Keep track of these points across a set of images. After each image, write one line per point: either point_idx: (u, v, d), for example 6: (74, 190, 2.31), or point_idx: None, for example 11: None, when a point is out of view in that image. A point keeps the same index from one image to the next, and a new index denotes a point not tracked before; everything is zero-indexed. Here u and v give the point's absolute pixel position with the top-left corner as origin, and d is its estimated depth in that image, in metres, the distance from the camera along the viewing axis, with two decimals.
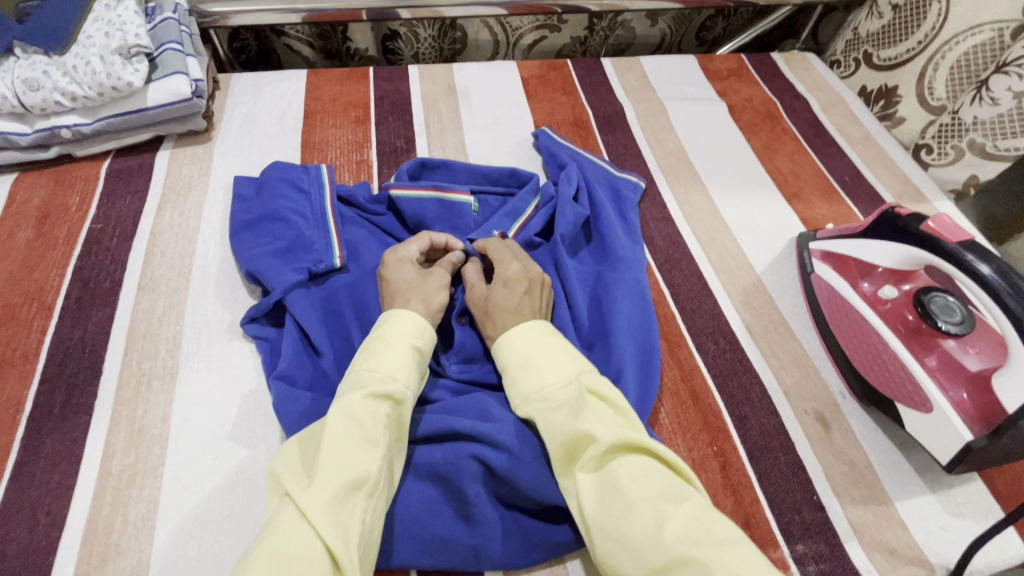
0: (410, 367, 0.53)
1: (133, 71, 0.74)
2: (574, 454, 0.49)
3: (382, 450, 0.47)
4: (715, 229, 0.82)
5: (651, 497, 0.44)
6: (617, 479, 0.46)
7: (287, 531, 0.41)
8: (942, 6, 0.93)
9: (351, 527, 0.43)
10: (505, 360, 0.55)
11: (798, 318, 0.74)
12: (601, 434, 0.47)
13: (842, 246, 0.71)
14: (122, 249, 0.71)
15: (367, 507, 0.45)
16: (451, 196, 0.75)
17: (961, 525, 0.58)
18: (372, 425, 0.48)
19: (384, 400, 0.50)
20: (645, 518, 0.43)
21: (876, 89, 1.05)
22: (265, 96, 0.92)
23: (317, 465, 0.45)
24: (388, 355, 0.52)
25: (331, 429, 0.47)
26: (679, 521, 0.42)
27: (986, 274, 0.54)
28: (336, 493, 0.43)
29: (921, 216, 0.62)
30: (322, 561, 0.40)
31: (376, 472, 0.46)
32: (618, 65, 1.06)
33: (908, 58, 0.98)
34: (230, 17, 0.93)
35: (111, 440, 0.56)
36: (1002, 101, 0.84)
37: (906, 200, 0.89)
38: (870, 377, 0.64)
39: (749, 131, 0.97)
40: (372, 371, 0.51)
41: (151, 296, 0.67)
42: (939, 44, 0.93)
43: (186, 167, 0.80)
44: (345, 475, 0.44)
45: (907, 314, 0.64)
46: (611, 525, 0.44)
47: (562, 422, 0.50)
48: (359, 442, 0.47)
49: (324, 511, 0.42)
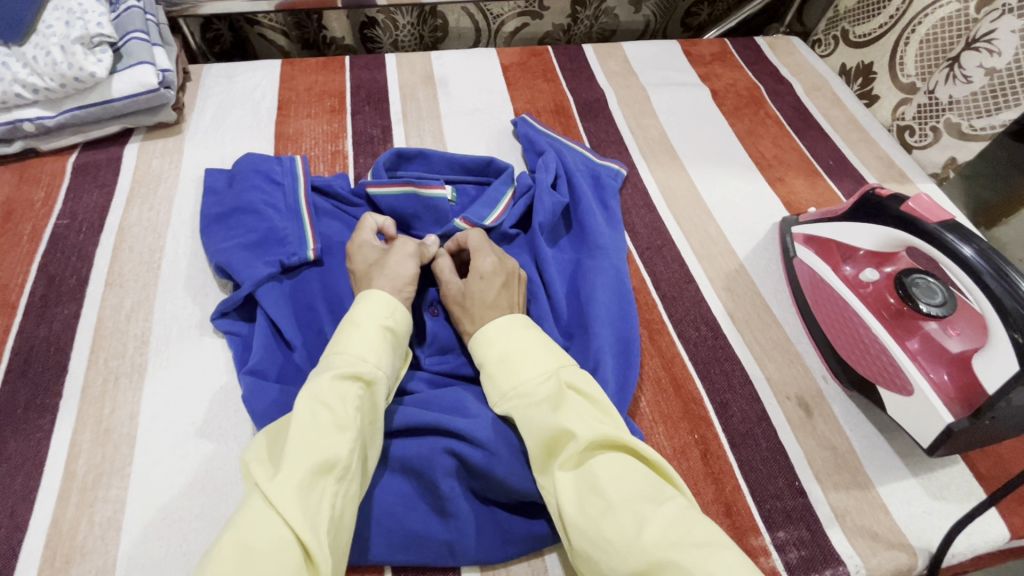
0: (381, 348, 0.52)
1: (96, 62, 0.71)
2: (550, 449, 0.48)
3: (351, 432, 0.46)
4: (697, 215, 0.81)
5: (631, 498, 0.43)
6: (592, 477, 0.45)
7: (252, 517, 0.40)
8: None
9: (319, 511, 0.41)
10: (483, 355, 0.54)
11: (782, 304, 0.73)
12: (581, 430, 0.46)
13: (823, 229, 0.70)
14: (90, 245, 0.69)
15: (336, 491, 0.43)
16: (424, 191, 0.72)
17: (943, 507, 0.57)
18: (341, 408, 0.46)
19: (354, 381, 0.49)
20: (625, 520, 0.42)
21: (854, 67, 1.05)
22: (238, 87, 0.90)
23: (284, 451, 0.43)
24: (358, 336, 0.51)
25: (301, 412, 0.45)
26: (658, 524, 0.41)
27: (969, 255, 0.53)
28: (303, 477, 0.42)
29: (902, 197, 0.61)
30: (289, 545, 0.39)
31: (345, 455, 0.45)
32: (599, 50, 1.04)
33: (881, 33, 0.99)
34: (200, 6, 0.90)
35: (76, 440, 0.55)
36: (974, 79, 0.83)
37: (890, 182, 0.88)
38: (852, 361, 0.64)
39: (732, 115, 0.95)
40: (343, 354, 0.50)
41: (119, 292, 0.65)
42: (907, 21, 0.93)
43: (155, 160, 0.78)
44: (313, 458, 0.43)
45: (889, 297, 0.64)
46: (588, 527, 0.43)
47: (541, 417, 0.48)
48: (328, 426, 0.45)
49: (290, 495, 0.41)
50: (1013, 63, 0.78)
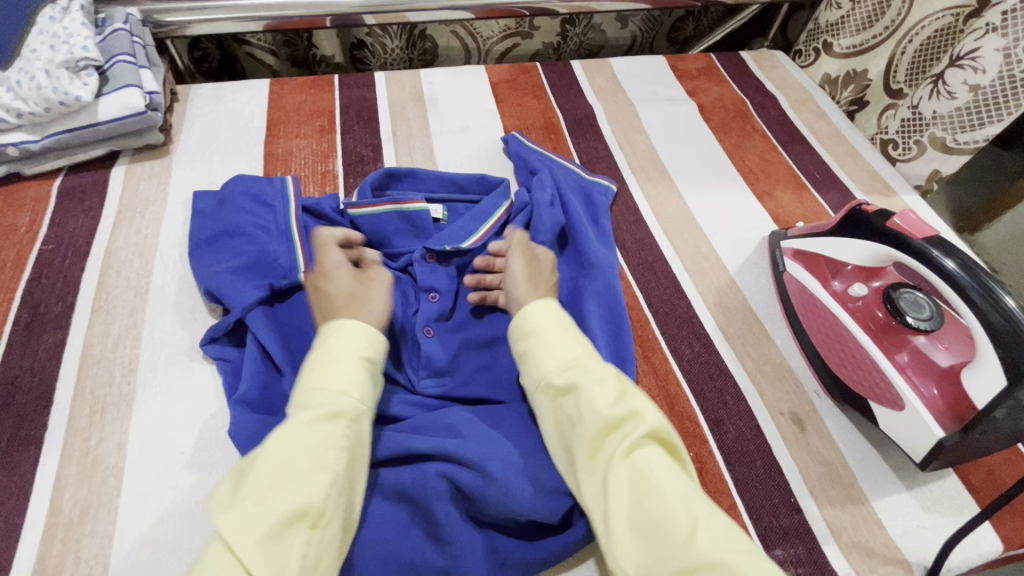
0: (363, 383, 0.50)
1: (81, 85, 0.70)
2: (602, 438, 0.47)
3: (328, 475, 0.44)
4: (687, 231, 0.82)
5: (685, 500, 0.42)
6: (646, 472, 0.44)
7: (215, 568, 0.39)
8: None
9: (287, 563, 0.40)
10: (542, 322, 0.55)
11: (773, 318, 0.74)
12: (650, 417, 0.46)
13: (812, 244, 0.71)
14: (76, 271, 0.68)
15: (308, 540, 0.42)
16: (407, 206, 0.73)
17: (937, 521, 0.58)
18: (319, 449, 0.45)
19: (336, 417, 0.47)
20: (680, 521, 0.41)
21: (843, 75, 1.07)
22: (226, 107, 0.90)
23: (251, 496, 0.42)
24: (338, 370, 0.49)
25: (276, 453, 0.44)
26: (713, 529, 0.41)
27: (952, 269, 0.54)
28: (271, 526, 0.40)
29: (887, 213, 0.62)
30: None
31: (320, 501, 0.43)
32: (587, 67, 1.05)
33: (875, 44, 1.00)
34: (188, 27, 0.88)
35: (63, 473, 0.53)
36: (959, 95, 0.85)
37: (875, 195, 0.89)
38: (844, 377, 0.64)
39: (719, 130, 0.97)
40: (320, 390, 0.48)
41: (106, 319, 0.64)
42: (902, 34, 0.96)
43: (143, 183, 0.78)
44: (284, 505, 0.41)
45: (877, 311, 0.64)
46: (641, 518, 0.42)
47: (605, 401, 0.47)
48: (305, 468, 0.43)
49: (256, 547, 0.39)
50: (999, 81, 0.81)
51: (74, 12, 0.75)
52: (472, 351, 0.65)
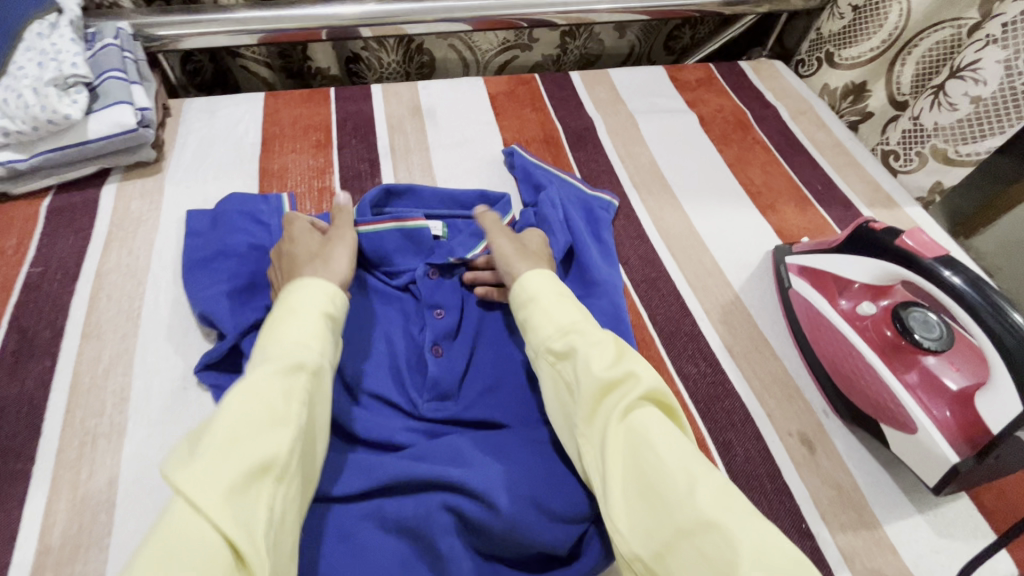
0: (323, 336, 0.49)
1: (70, 103, 0.69)
2: (600, 401, 0.48)
3: (291, 427, 0.42)
4: (690, 245, 0.80)
5: (682, 459, 0.43)
6: (644, 433, 0.45)
7: (173, 529, 0.34)
8: (903, 4, 0.93)
9: (256, 518, 0.37)
10: (537, 290, 0.57)
11: (779, 335, 0.73)
12: (645, 377, 0.48)
13: (818, 261, 0.70)
14: (65, 294, 0.66)
15: (275, 493, 0.39)
16: (408, 223, 0.71)
17: (951, 545, 0.57)
18: (282, 401, 0.43)
19: (297, 369, 0.45)
20: (678, 478, 0.42)
21: (842, 86, 1.07)
22: (220, 121, 0.88)
23: (207, 451, 0.38)
24: (299, 324, 0.48)
25: (234, 407, 0.41)
26: (711, 487, 0.41)
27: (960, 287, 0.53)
28: (234, 480, 0.37)
29: (896, 232, 0.61)
30: (216, 557, 0.34)
31: (285, 454, 0.40)
32: (586, 78, 1.04)
33: (873, 57, 1.00)
34: (180, 41, 0.86)
35: (51, 509, 0.51)
36: (960, 107, 0.85)
37: (879, 207, 0.89)
38: (853, 397, 0.63)
39: (720, 141, 0.96)
40: (280, 343, 0.47)
41: (97, 344, 0.62)
42: (901, 45, 0.96)
43: (134, 202, 0.76)
44: (247, 459, 0.38)
45: (886, 329, 0.63)
46: (638, 477, 0.43)
47: (601, 363, 0.49)
48: (266, 420, 0.41)
49: (218, 500, 0.36)
50: (999, 93, 0.81)
51: (62, 28, 0.73)
52: (477, 373, 0.64)
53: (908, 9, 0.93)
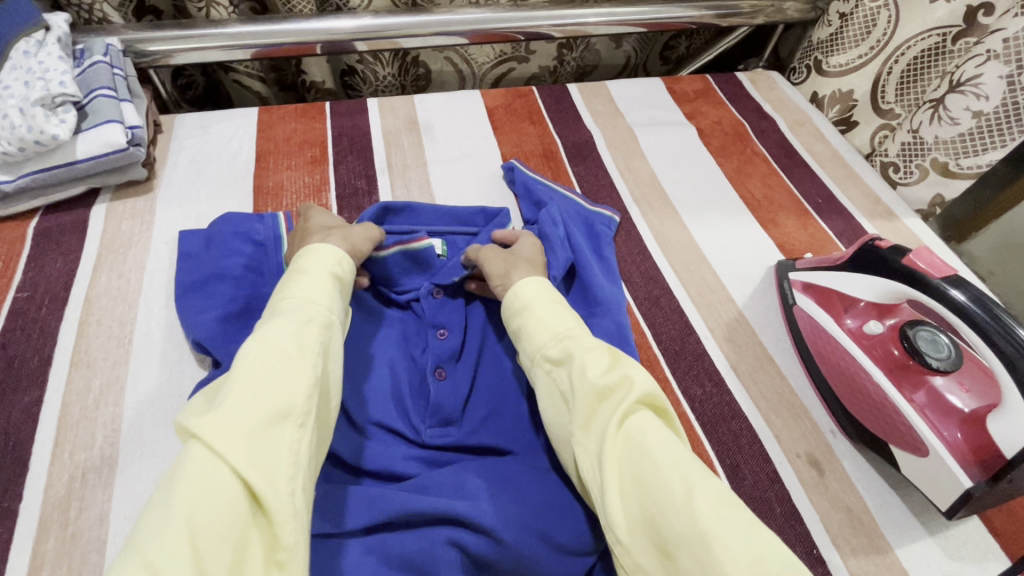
0: (330, 292, 0.52)
1: (58, 123, 0.67)
2: (596, 408, 0.48)
3: (309, 376, 0.44)
4: (693, 261, 0.80)
5: (678, 464, 0.44)
6: (640, 440, 0.45)
7: (198, 470, 0.37)
8: (891, 12, 0.94)
9: (277, 460, 0.39)
10: (532, 298, 0.57)
11: (784, 353, 0.72)
12: (640, 381, 0.48)
13: (823, 278, 0.69)
14: (52, 320, 0.64)
15: (297, 438, 0.41)
16: (413, 245, 0.69)
17: (962, 568, 0.56)
18: (297, 352, 0.45)
19: (309, 323, 0.48)
20: (674, 483, 0.42)
21: (829, 94, 1.07)
22: (213, 137, 0.86)
23: (230, 397, 0.41)
24: (307, 282, 0.51)
25: (253, 360, 0.43)
26: (708, 494, 0.42)
27: (966, 306, 0.53)
28: (256, 423, 0.40)
29: (903, 250, 0.60)
30: (239, 497, 0.37)
31: (302, 402, 0.43)
32: (584, 90, 1.04)
33: (862, 63, 1.00)
34: (172, 56, 0.85)
35: (39, 549, 0.49)
36: (961, 121, 0.85)
37: (879, 220, 0.88)
38: (862, 418, 0.62)
39: (720, 154, 0.95)
40: (292, 300, 0.49)
41: (86, 373, 0.60)
42: (890, 51, 0.96)
43: (125, 222, 0.74)
44: (266, 407, 0.41)
45: (893, 349, 0.63)
46: (637, 484, 0.44)
47: (597, 370, 0.49)
48: (282, 370, 0.43)
49: (239, 443, 0.38)
50: (1001, 108, 0.81)
51: (50, 45, 0.71)
52: (479, 397, 0.62)
53: (897, 16, 0.94)
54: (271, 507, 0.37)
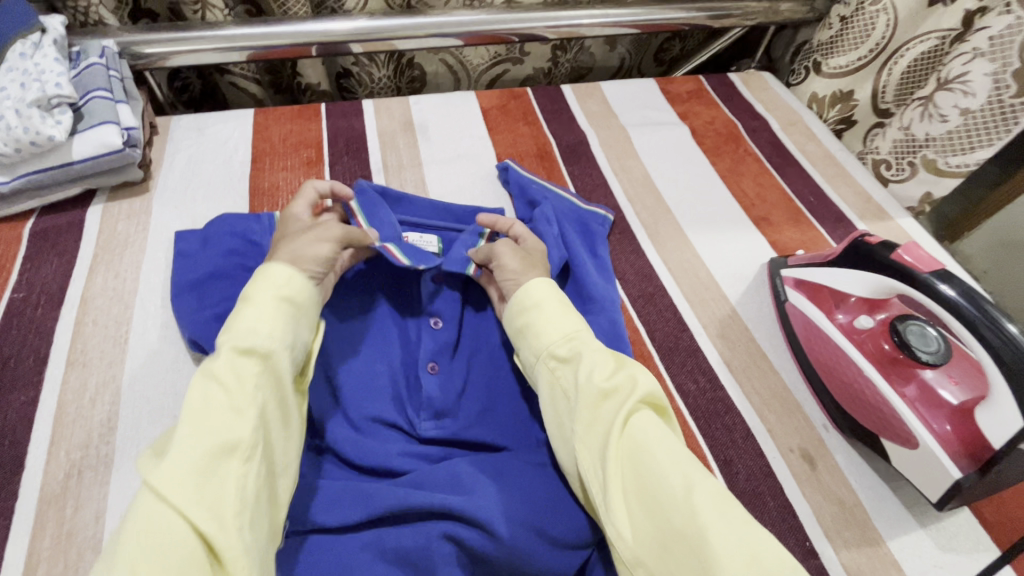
0: (274, 318, 0.49)
1: (54, 124, 0.67)
2: (599, 407, 0.49)
3: (253, 410, 0.44)
4: (686, 259, 0.80)
5: (678, 464, 0.45)
6: (643, 441, 0.46)
7: (144, 513, 0.38)
8: (890, 16, 0.95)
9: (223, 497, 0.40)
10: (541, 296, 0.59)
11: (777, 349, 0.72)
12: (642, 384, 0.50)
13: (814, 275, 0.70)
14: (48, 320, 0.64)
15: (242, 474, 0.42)
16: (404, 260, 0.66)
17: (954, 560, 0.56)
18: (238, 387, 0.45)
19: (250, 353, 0.47)
20: (675, 482, 0.44)
21: (829, 95, 1.08)
22: (209, 139, 0.87)
23: (172, 441, 0.41)
24: (249, 312, 0.49)
25: (195, 397, 0.44)
26: (708, 491, 0.43)
27: (955, 299, 0.54)
28: (197, 465, 0.41)
29: (891, 245, 0.61)
30: (186, 532, 0.38)
31: (247, 436, 0.43)
32: (578, 91, 1.04)
33: (861, 65, 1.02)
34: (169, 58, 0.85)
35: (35, 547, 0.50)
36: (950, 118, 0.86)
37: (870, 218, 0.89)
38: (853, 412, 0.63)
39: (713, 154, 0.96)
40: (237, 326, 0.48)
41: (82, 372, 0.60)
42: (889, 55, 0.97)
43: (121, 223, 0.74)
44: (207, 446, 0.41)
45: (884, 343, 0.64)
46: (639, 483, 0.45)
47: (602, 373, 0.50)
48: (225, 408, 0.44)
49: (183, 487, 0.39)
50: (988, 106, 0.82)
51: (46, 47, 0.71)
52: (475, 393, 0.62)
53: (896, 21, 0.95)
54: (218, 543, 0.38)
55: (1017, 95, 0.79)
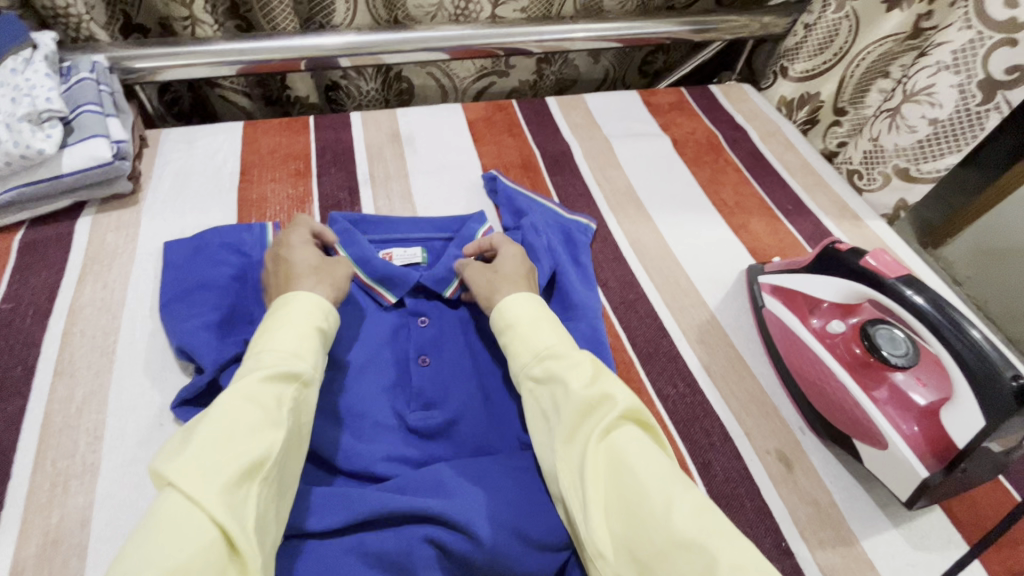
0: (312, 348, 0.52)
1: (44, 138, 0.68)
2: (579, 424, 0.50)
3: (282, 432, 0.45)
4: (667, 266, 0.82)
5: (658, 480, 0.45)
6: (623, 455, 0.47)
7: (172, 521, 0.37)
8: (852, 22, 0.99)
9: (247, 511, 0.40)
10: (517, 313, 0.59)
11: (754, 353, 0.74)
12: (620, 397, 0.49)
13: (788, 280, 0.72)
14: (36, 331, 0.65)
15: (262, 492, 0.42)
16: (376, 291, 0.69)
17: (926, 558, 0.58)
18: (274, 408, 0.46)
19: (288, 377, 0.49)
20: (654, 499, 0.43)
21: (797, 98, 1.12)
22: (199, 152, 0.88)
23: (205, 447, 0.41)
24: (287, 336, 0.51)
25: (226, 409, 0.44)
26: (687, 508, 0.43)
27: (920, 304, 0.56)
28: (232, 475, 0.40)
29: (860, 252, 0.63)
30: (216, 547, 0.37)
31: (274, 456, 0.44)
32: (562, 103, 1.07)
33: (826, 69, 1.06)
34: (159, 73, 0.87)
35: (21, 555, 0.50)
36: (919, 128, 0.89)
37: (846, 225, 0.92)
38: (827, 414, 0.65)
39: (694, 163, 0.98)
40: (273, 351, 0.50)
41: (70, 382, 0.61)
42: (846, 63, 1.03)
43: (110, 234, 0.75)
44: (238, 457, 0.41)
45: (855, 347, 0.66)
46: (620, 501, 0.45)
47: (580, 383, 0.51)
48: (260, 423, 0.44)
49: (216, 492, 0.39)
50: (956, 113, 0.85)
51: (37, 63, 0.72)
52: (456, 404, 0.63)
53: (858, 27, 0.99)
54: (245, 557, 0.38)
55: (983, 103, 0.83)
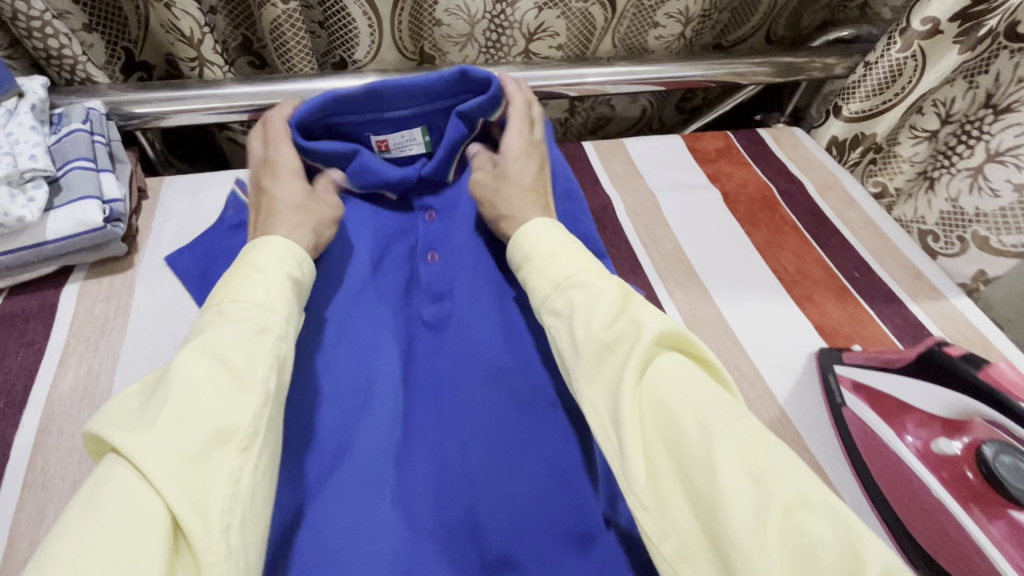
0: (287, 300, 0.48)
1: (25, 203, 0.59)
2: (603, 360, 0.43)
3: (255, 399, 0.41)
4: (726, 348, 0.72)
5: (697, 411, 0.39)
6: (661, 385, 0.41)
7: (118, 494, 0.34)
8: (918, 63, 0.87)
9: (211, 487, 0.36)
10: (530, 250, 0.53)
11: (834, 461, 0.64)
12: (649, 322, 0.43)
13: (879, 381, 0.64)
14: (6, 428, 0.56)
15: (235, 465, 0.38)
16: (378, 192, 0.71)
17: None
18: (243, 369, 0.42)
19: (262, 336, 0.44)
20: (693, 436, 0.37)
21: (850, 138, 1.02)
22: (203, 204, 0.79)
23: (164, 411, 0.38)
24: (259, 284, 0.47)
25: (191, 372, 0.40)
26: (730, 441, 0.37)
27: None
28: (193, 446, 0.37)
29: (974, 360, 0.56)
30: (163, 524, 0.34)
31: (246, 424, 0.40)
32: (601, 149, 0.98)
33: (885, 109, 0.95)
34: (163, 118, 0.78)
35: None
36: (1003, 193, 0.81)
37: (921, 297, 0.82)
38: (932, 549, 0.56)
39: (748, 222, 0.88)
40: (240, 303, 0.46)
41: (41, 497, 0.52)
42: (907, 104, 0.93)
43: (99, 305, 0.66)
44: (204, 426, 0.38)
45: (966, 470, 0.57)
46: (661, 440, 0.39)
47: (601, 318, 0.44)
48: (226, 388, 0.40)
49: (170, 463, 0.35)
50: None
51: (22, 114, 0.64)
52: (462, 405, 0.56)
53: (923, 66, 0.87)
54: (199, 547, 0.34)
55: None
